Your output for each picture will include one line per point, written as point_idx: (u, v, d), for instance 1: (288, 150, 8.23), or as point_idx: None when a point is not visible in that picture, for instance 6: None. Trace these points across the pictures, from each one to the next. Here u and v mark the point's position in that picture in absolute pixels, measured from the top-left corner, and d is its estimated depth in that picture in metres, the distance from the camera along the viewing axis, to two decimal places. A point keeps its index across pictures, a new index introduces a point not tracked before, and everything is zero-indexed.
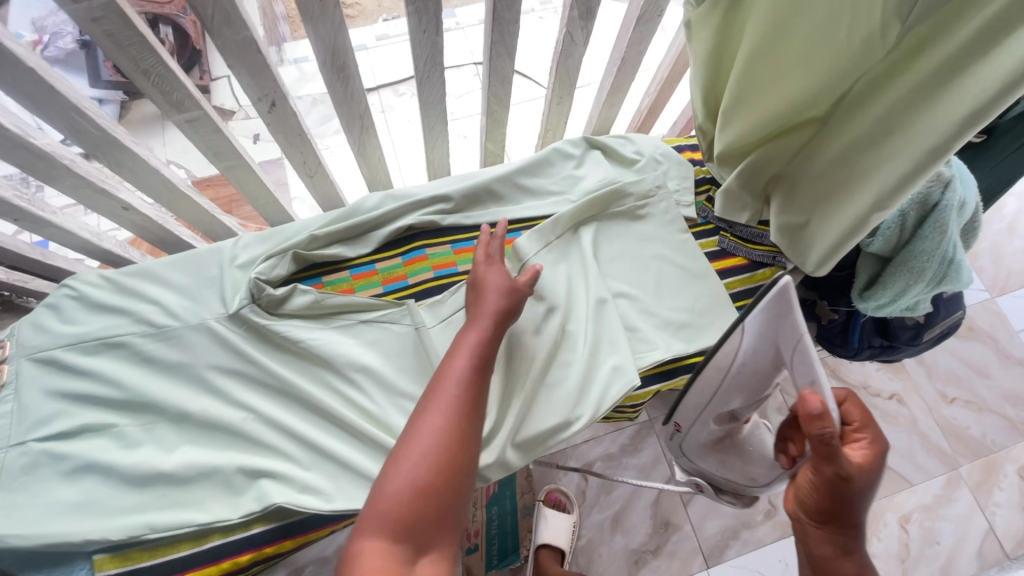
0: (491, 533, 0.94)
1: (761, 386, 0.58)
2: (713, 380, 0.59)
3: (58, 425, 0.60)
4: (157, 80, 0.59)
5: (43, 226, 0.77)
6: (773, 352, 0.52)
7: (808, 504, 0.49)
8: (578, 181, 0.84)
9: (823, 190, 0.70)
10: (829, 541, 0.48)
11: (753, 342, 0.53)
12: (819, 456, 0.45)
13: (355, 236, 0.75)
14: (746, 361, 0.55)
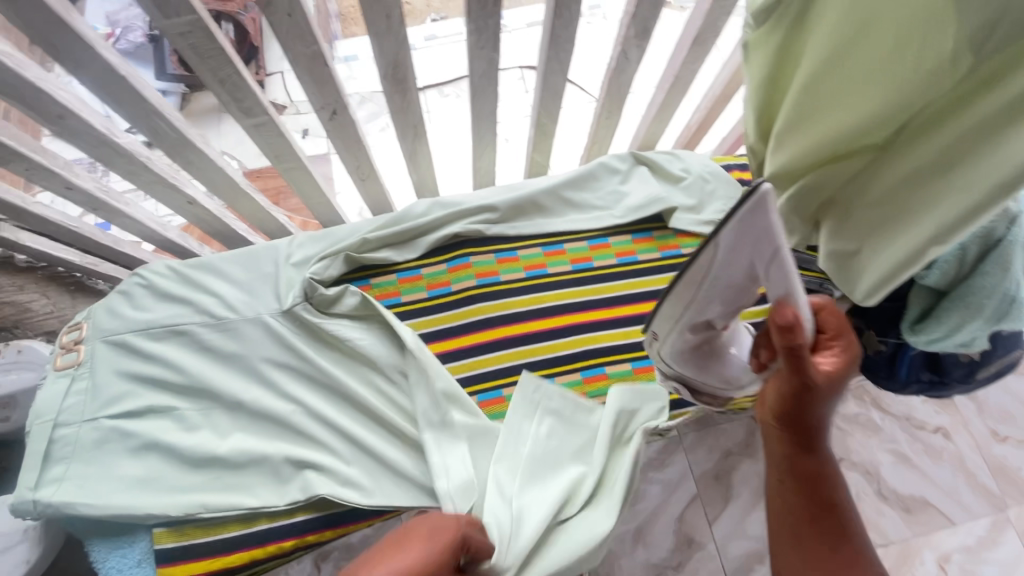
0: None
1: (740, 297, 0.50)
2: (687, 293, 0.50)
3: (126, 404, 0.65)
4: (231, 87, 0.63)
5: (117, 215, 0.83)
6: (748, 263, 0.45)
7: (774, 409, 0.48)
8: (623, 197, 0.85)
9: (877, 220, 0.61)
10: (787, 442, 0.49)
11: (728, 255, 0.44)
12: (790, 368, 0.44)
13: (403, 241, 0.78)
14: (724, 274, 0.46)
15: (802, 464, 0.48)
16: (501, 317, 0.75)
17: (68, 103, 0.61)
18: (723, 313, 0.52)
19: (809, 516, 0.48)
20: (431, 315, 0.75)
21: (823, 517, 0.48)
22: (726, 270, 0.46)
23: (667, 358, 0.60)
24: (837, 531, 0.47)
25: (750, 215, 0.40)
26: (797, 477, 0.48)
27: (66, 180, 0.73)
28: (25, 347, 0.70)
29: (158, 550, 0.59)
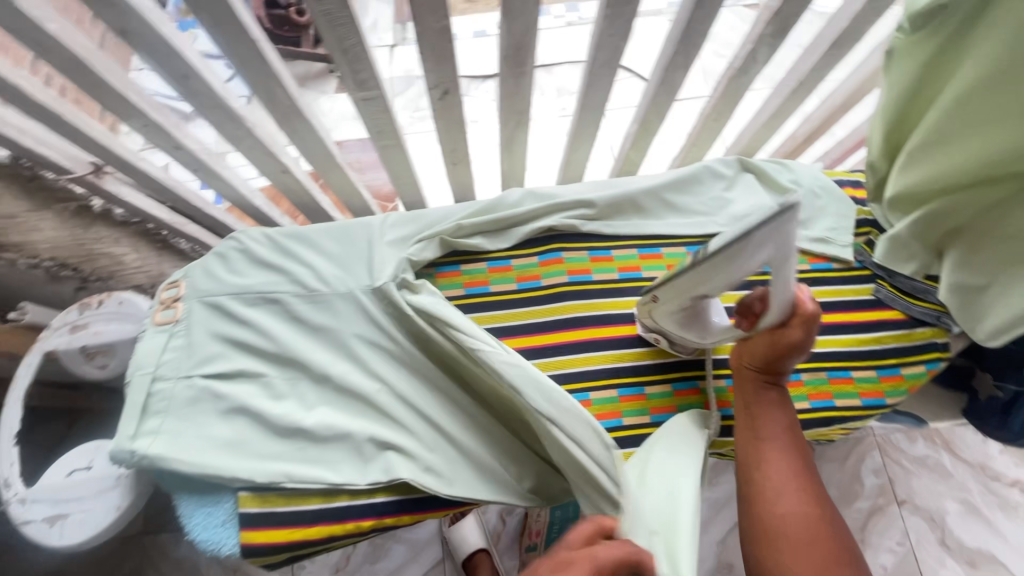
0: None
1: (739, 281, 0.54)
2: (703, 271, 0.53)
3: (219, 365, 0.66)
4: (352, 59, 0.61)
5: (215, 178, 0.84)
6: (758, 258, 0.49)
7: (759, 363, 0.58)
8: (726, 204, 0.80)
9: (1009, 254, 0.65)
10: (761, 385, 0.60)
11: (747, 245, 0.48)
12: (801, 326, 0.55)
13: (496, 229, 0.76)
14: (738, 260, 0.50)
15: (768, 396, 0.60)
16: (591, 318, 0.72)
17: (193, 63, 0.61)
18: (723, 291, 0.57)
19: (772, 439, 0.58)
20: (518, 307, 0.73)
21: (784, 438, 0.58)
22: (744, 265, 0.51)
23: (659, 318, 0.64)
24: (794, 449, 0.58)
25: (778, 226, 0.46)
26: (759, 408, 0.60)
27: (175, 139, 0.73)
28: (125, 300, 0.72)
29: (242, 513, 0.60)
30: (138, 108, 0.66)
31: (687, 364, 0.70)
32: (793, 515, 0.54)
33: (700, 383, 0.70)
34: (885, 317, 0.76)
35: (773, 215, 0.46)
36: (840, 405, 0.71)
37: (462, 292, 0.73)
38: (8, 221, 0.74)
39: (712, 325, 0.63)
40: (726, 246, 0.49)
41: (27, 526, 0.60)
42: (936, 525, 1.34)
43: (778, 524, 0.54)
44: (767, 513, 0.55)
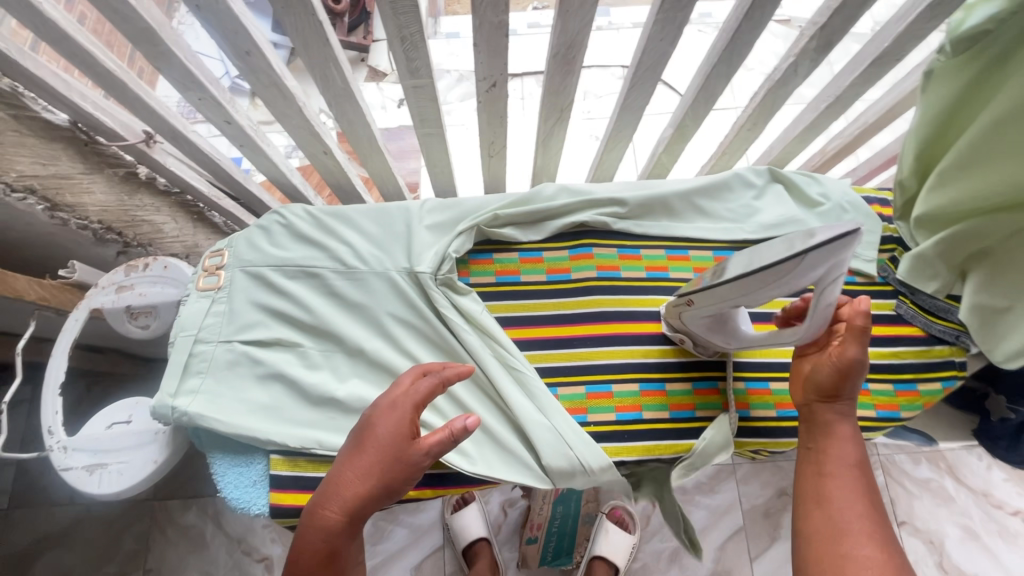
0: (552, 530, 1.39)
1: (783, 294, 0.57)
2: (753, 285, 0.56)
3: (259, 333, 0.68)
4: (409, 47, 0.63)
5: (260, 154, 0.87)
6: (816, 274, 0.52)
7: (823, 386, 0.60)
8: (754, 213, 0.82)
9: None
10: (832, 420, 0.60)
11: (807, 262, 0.51)
12: (853, 338, 0.57)
13: (530, 222, 0.78)
14: (793, 276, 0.53)
15: (838, 432, 0.60)
16: (617, 314, 0.74)
17: (257, 41, 0.63)
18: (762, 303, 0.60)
19: (840, 477, 0.57)
20: (547, 298, 0.75)
21: (854, 478, 0.56)
22: (790, 283, 0.54)
23: (687, 320, 0.67)
24: (863, 490, 0.55)
25: (839, 247, 0.49)
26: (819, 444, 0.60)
27: (228, 114, 0.76)
28: (170, 264, 0.74)
29: (273, 474, 0.63)
30: (199, 81, 0.69)
31: (707, 364, 0.72)
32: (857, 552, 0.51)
33: (720, 384, 0.72)
34: (904, 333, 0.77)
35: (833, 240, 0.49)
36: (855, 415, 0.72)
37: (494, 280, 0.75)
38: (63, 181, 0.76)
39: (739, 332, 0.66)
40: (778, 264, 0.52)
41: (68, 472, 0.63)
42: (934, 547, 1.45)
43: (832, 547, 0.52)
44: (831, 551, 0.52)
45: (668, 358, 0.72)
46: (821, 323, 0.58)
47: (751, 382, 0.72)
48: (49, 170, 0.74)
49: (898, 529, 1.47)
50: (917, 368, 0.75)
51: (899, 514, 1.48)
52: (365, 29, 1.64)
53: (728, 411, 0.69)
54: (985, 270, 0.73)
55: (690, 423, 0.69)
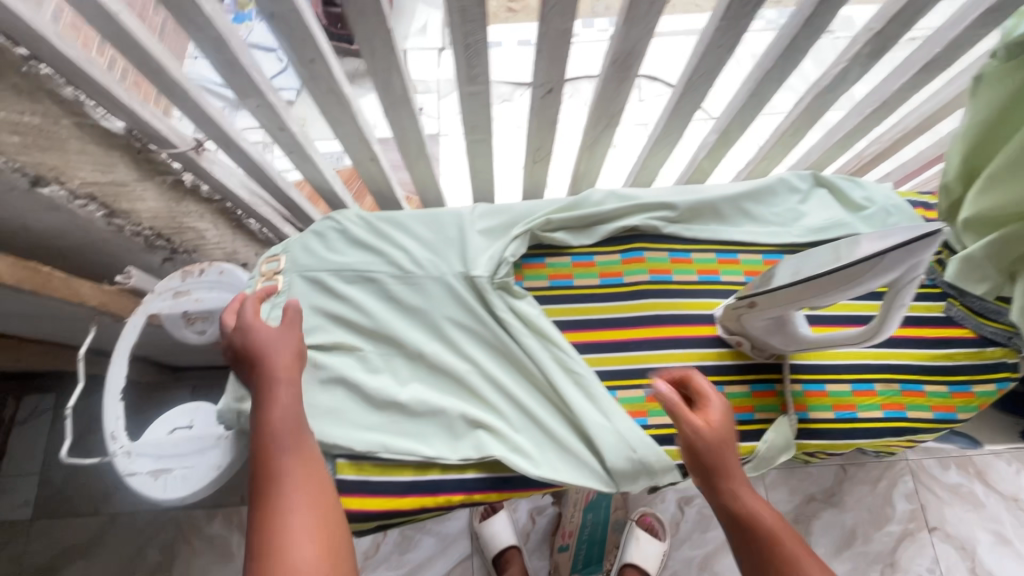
0: (581, 538, 1.39)
1: (852, 294, 0.57)
2: (823, 287, 0.56)
3: (320, 337, 0.69)
4: (472, 54, 0.64)
5: (307, 161, 0.87)
6: (892, 274, 0.52)
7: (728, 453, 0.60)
8: (800, 217, 0.83)
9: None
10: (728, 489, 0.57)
11: (884, 263, 0.51)
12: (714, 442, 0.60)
13: (580, 226, 0.78)
14: (867, 276, 0.53)
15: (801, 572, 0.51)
16: (671, 317, 0.74)
17: (321, 48, 0.63)
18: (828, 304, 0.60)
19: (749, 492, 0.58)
20: (601, 302, 0.75)
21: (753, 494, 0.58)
22: (862, 284, 0.55)
23: (746, 323, 0.67)
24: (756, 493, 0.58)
25: (918, 247, 0.50)
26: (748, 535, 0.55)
27: (281, 121, 0.76)
28: (225, 270, 0.75)
29: (340, 479, 0.62)
30: (259, 88, 0.69)
31: (763, 366, 0.72)
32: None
33: (776, 386, 0.72)
34: (956, 335, 0.77)
35: (916, 240, 0.49)
36: (912, 417, 0.72)
37: (547, 284, 0.76)
38: (118, 189, 0.77)
39: (798, 335, 0.66)
40: (853, 265, 0.52)
41: (133, 477, 0.63)
42: (966, 553, 1.44)
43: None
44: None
45: (725, 361, 0.72)
46: (896, 323, 0.57)
47: (808, 384, 0.72)
48: (107, 177, 0.74)
49: (929, 534, 1.46)
50: (972, 369, 0.75)
51: (930, 519, 1.48)
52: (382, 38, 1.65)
53: (787, 413, 0.70)
54: None
55: (749, 425, 0.70)
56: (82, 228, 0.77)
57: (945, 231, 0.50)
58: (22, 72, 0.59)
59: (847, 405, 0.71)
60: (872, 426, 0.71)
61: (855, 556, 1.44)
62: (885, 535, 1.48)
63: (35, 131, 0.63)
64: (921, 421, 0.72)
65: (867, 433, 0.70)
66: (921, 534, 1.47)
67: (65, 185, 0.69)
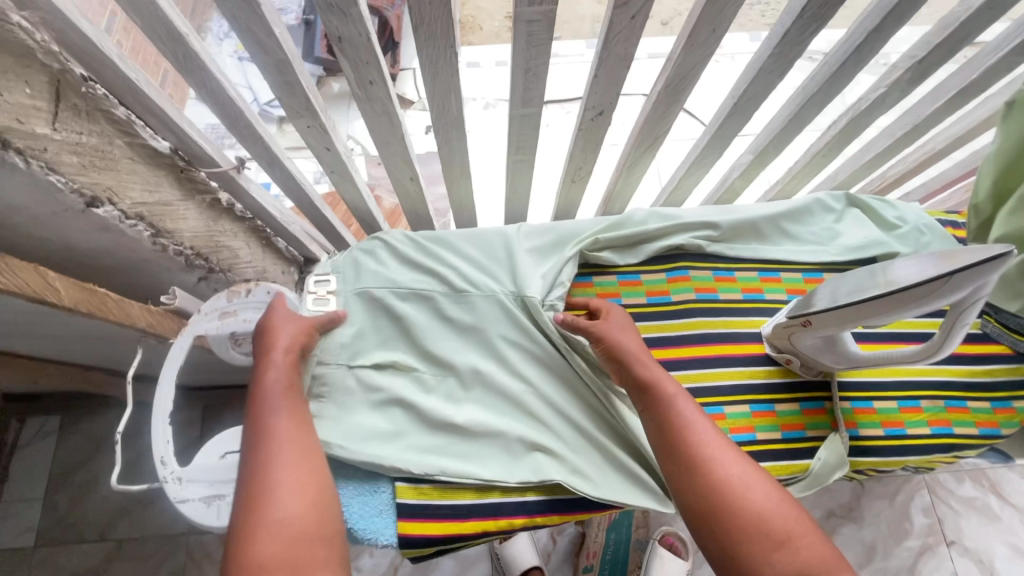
0: (604, 558, 1.37)
1: (912, 315, 0.58)
2: (886, 308, 0.57)
3: (375, 357, 0.68)
4: (531, 77, 0.65)
5: (347, 181, 0.87)
6: (957, 297, 0.53)
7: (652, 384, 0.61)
8: (837, 236, 0.84)
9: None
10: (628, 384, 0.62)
11: (951, 286, 0.52)
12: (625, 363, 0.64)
13: (625, 245, 0.79)
14: (932, 298, 0.54)
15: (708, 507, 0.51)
16: (720, 336, 0.75)
17: (383, 71, 0.64)
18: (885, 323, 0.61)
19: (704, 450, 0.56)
20: (649, 321, 0.75)
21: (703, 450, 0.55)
22: (926, 304, 0.55)
23: (798, 342, 0.68)
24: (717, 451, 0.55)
25: (986, 268, 0.51)
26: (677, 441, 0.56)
27: (330, 141, 0.76)
28: (273, 290, 0.74)
29: (400, 503, 0.62)
30: (315, 109, 0.69)
31: (811, 384, 0.73)
32: (764, 514, 0.49)
33: (826, 404, 0.72)
34: (993, 351, 0.79)
35: (986, 261, 0.50)
36: (958, 433, 0.73)
37: None
38: (165, 209, 0.75)
39: (852, 353, 0.67)
40: (920, 286, 0.53)
41: (184, 505, 0.61)
42: (985, 567, 1.45)
43: (748, 539, 0.48)
44: (728, 532, 0.49)
45: (775, 379, 0.73)
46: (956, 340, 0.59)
47: (856, 401, 0.73)
48: (155, 196, 0.73)
49: (948, 549, 1.47)
50: (1012, 386, 0.76)
51: (948, 534, 1.48)
52: (395, 57, 1.65)
53: (838, 430, 0.70)
54: None
55: (803, 443, 0.70)
56: (128, 249, 0.75)
57: (1013, 253, 0.51)
58: (81, 91, 0.59)
59: (896, 421, 0.72)
60: (920, 443, 0.72)
61: (877, 572, 1.44)
62: (904, 549, 1.48)
63: (93, 151, 0.62)
64: (969, 437, 0.73)
65: (917, 450, 0.71)
66: (940, 548, 1.47)
67: (116, 206, 0.67)
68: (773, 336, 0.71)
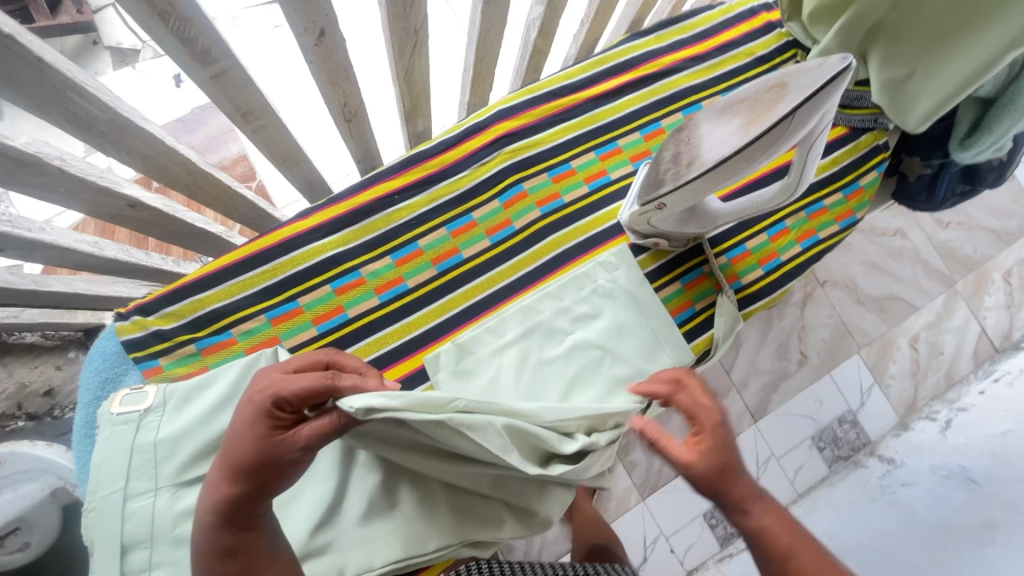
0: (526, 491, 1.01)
1: (756, 165, 0.49)
2: (733, 166, 0.48)
3: (124, 481, 0.48)
4: (178, 24, 0.41)
5: (37, 250, 0.61)
6: (797, 132, 0.46)
7: None
8: (527, 352, 0.60)
9: (928, 39, 0.66)
10: (289, 470, 0.41)
11: (801, 120, 0.45)
12: None
13: (227, 404, 0.52)
14: (773, 138, 0.46)
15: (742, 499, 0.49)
16: (579, 247, 0.66)
17: None
18: (734, 179, 0.53)
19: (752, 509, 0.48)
20: (504, 263, 0.64)
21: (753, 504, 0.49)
22: (776, 149, 0.48)
23: (657, 223, 0.61)
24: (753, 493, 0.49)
25: (829, 92, 0.43)
26: (264, 481, 0.40)
27: None
28: None
29: None
30: None
31: (686, 254, 0.68)
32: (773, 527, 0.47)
33: (705, 268, 0.68)
34: (833, 136, 0.76)
35: (833, 80, 0.43)
36: (824, 237, 0.72)
37: (435, 272, 0.62)
38: None
39: (714, 212, 0.61)
40: (767, 131, 0.45)
41: None
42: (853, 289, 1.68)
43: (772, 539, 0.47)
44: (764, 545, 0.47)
45: (655, 264, 0.67)
46: (806, 170, 0.53)
47: (730, 252, 0.69)
48: None
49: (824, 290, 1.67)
50: (858, 163, 0.76)
51: None
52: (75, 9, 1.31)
53: (723, 289, 0.67)
54: (880, 45, 0.72)
55: (696, 320, 0.67)
56: None
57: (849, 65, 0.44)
58: None
59: (770, 255, 0.70)
60: (795, 264, 0.71)
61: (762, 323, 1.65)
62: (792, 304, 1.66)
63: None
64: (840, 235, 0.73)
65: (795, 272, 0.71)
66: None
67: None
68: (648, 234, 0.64)
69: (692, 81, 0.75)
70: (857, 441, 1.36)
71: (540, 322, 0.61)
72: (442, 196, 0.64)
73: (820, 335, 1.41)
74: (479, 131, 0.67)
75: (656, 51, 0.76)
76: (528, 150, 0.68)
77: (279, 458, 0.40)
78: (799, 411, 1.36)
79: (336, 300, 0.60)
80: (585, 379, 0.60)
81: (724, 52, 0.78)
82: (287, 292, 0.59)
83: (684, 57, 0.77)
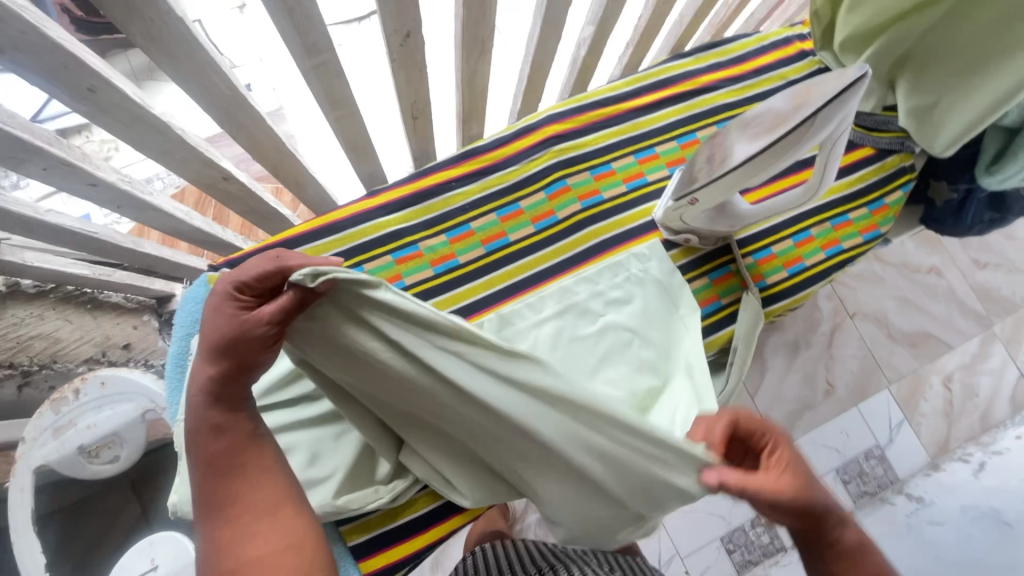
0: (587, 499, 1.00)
1: (782, 164, 0.55)
2: (760, 163, 0.54)
3: None
4: (300, 18, 0.50)
5: (144, 211, 0.71)
6: (819, 133, 0.51)
7: None
8: (563, 326, 0.65)
9: (954, 69, 0.71)
10: (263, 347, 0.43)
11: (823, 122, 0.50)
12: None
13: None
14: (797, 138, 0.51)
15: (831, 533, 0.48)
16: (615, 239, 0.72)
17: (100, 68, 0.47)
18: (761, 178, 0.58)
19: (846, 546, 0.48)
20: (546, 248, 0.71)
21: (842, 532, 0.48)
22: (801, 149, 0.53)
23: (689, 219, 0.67)
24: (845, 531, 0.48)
25: (847, 97, 0.49)
26: (238, 356, 0.43)
27: (87, 175, 0.58)
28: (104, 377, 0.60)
29: (352, 546, 0.57)
30: (37, 147, 0.51)
31: (714, 252, 0.73)
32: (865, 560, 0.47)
33: (731, 266, 0.74)
34: (860, 155, 0.81)
35: (853, 86, 0.49)
36: (848, 247, 0.76)
37: (484, 251, 0.69)
38: None
39: (742, 213, 0.66)
40: (792, 131, 0.50)
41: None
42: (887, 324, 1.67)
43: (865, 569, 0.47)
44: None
45: (686, 258, 0.72)
46: (830, 173, 0.59)
47: (757, 254, 0.74)
48: None
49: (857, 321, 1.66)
50: (884, 182, 0.80)
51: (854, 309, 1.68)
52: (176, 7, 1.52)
53: (748, 288, 0.72)
54: (908, 73, 0.77)
55: (720, 313, 0.72)
56: None
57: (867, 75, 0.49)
58: None
59: (795, 259, 0.74)
60: (818, 270, 0.75)
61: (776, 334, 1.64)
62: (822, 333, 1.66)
63: None
64: (864, 247, 0.77)
65: (820, 275, 0.75)
66: None
67: None
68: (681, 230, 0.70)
69: (727, 98, 0.82)
70: (884, 477, 1.34)
71: (577, 302, 0.67)
72: (495, 185, 0.72)
73: (848, 366, 1.41)
74: (530, 131, 0.75)
75: (696, 71, 0.83)
76: (574, 150, 0.75)
77: (249, 332, 0.42)
78: (823, 441, 1.35)
79: (396, 268, 0.67)
80: (618, 356, 0.65)
81: (757, 75, 0.85)
82: (355, 257, 0.67)
83: (721, 78, 0.83)
